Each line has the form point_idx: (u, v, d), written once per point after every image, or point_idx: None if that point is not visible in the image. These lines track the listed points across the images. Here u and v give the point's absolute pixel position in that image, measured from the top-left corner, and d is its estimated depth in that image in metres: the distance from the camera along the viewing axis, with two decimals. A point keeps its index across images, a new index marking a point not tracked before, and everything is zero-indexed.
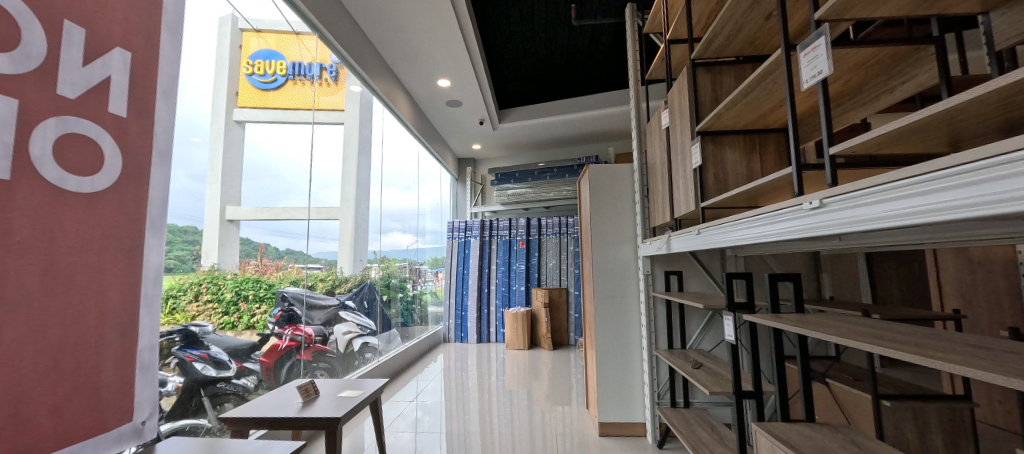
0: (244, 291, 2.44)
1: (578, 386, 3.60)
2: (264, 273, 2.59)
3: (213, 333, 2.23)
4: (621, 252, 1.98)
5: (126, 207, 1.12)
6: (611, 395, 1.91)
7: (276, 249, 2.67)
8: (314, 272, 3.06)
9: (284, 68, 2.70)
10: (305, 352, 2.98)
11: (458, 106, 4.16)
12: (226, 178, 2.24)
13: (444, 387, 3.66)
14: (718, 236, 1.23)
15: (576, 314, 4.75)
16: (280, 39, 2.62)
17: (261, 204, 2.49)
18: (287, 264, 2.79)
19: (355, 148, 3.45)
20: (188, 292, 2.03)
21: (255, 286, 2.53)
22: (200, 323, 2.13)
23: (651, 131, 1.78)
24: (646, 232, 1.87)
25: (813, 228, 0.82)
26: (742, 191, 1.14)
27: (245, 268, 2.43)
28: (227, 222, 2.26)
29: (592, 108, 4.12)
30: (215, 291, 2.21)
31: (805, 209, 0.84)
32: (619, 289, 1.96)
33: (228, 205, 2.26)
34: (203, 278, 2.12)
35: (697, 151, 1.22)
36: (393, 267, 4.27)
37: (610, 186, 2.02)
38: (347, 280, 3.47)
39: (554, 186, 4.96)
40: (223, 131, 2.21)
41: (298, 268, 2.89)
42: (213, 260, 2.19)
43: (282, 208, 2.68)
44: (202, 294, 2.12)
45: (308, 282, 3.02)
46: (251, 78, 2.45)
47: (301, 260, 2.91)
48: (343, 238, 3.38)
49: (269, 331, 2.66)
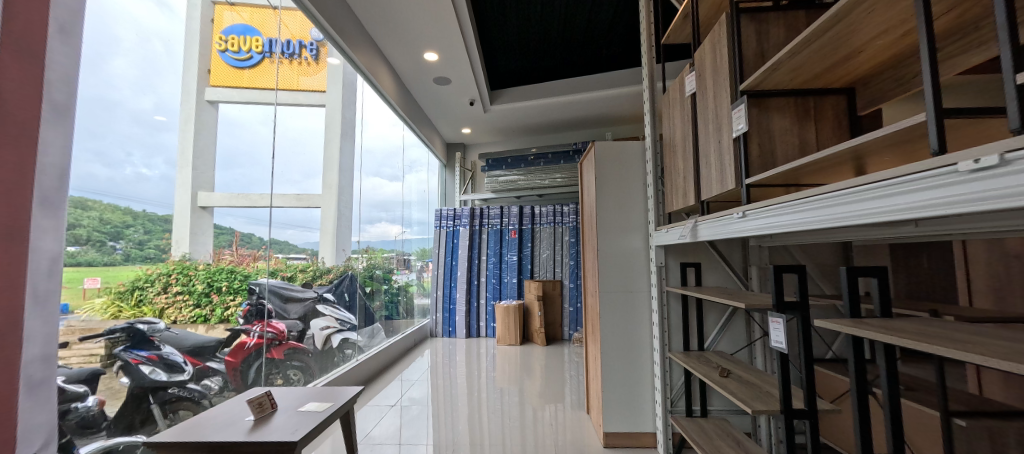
0: (217, 283, 2.23)
1: (573, 382, 3.42)
2: (241, 264, 2.38)
3: (168, 330, 1.97)
4: (630, 241, 1.75)
5: (5, 176, 0.87)
6: (617, 402, 1.70)
7: (259, 239, 2.50)
8: (291, 262, 2.80)
9: (260, 45, 2.43)
10: (276, 350, 2.71)
11: (447, 84, 3.84)
12: (197, 162, 2.03)
13: (432, 385, 3.43)
14: (773, 219, 0.98)
15: (570, 307, 4.56)
16: (256, 13, 2.36)
17: (234, 191, 2.28)
18: (265, 254, 2.57)
19: (337, 130, 3.17)
20: (156, 283, 1.86)
21: (229, 277, 2.32)
22: (151, 322, 1.86)
23: (670, 102, 1.53)
24: (660, 219, 1.64)
25: (968, 200, 0.56)
26: (800, 164, 0.90)
27: (219, 258, 2.23)
28: (200, 209, 2.08)
29: (591, 90, 3.89)
30: (185, 282, 2.03)
31: (953, 175, 0.58)
32: (627, 283, 1.73)
33: (200, 191, 2.06)
34: (173, 269, 1.95)
35: (742, 114, 0.98)
36: (379, 258, 4.03)
37: (619, 167, 1.78)
38: (328, 271, 3.20)
39: (547, 173, 4.73)
40: (195, 112, 2.02)
41: (276, 258, 2.67)
42: (185, 249, 2.00)
43: (260, 195, 2.46)
44: (171, 286, 1.95)
45: (287, 273, 2.80)
46: (225, 55, 2.22)
47: (282, 250, 2.70)
48: (325, 227, 3.10)
49: (235, 327, 2.39)
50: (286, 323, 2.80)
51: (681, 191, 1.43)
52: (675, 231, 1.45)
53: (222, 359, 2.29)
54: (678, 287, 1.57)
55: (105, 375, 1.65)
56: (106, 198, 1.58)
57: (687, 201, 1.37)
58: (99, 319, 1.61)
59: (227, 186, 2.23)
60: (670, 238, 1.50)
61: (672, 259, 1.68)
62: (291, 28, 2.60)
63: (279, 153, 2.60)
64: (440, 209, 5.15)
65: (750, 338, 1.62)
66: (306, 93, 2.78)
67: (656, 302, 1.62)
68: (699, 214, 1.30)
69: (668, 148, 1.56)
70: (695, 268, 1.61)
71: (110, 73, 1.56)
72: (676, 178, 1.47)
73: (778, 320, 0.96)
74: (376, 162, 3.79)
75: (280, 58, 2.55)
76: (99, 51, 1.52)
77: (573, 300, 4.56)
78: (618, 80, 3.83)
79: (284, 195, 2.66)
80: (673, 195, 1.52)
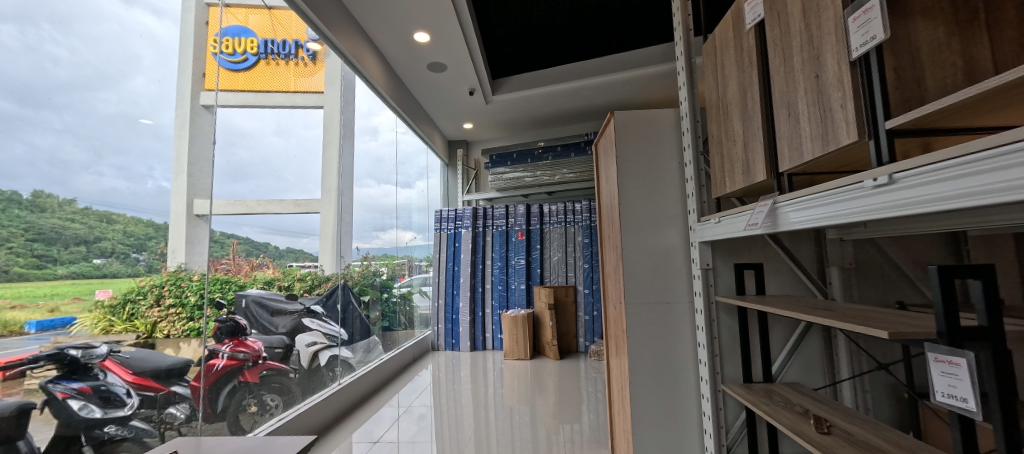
0: (211, 295, 2.04)
1: (591, 401, 3.01)
2: (237, 274, 2.20)
3: (148, 347, 1.77)
4: (663, 237, 1.35)
5: None
6: (652, 448, 1.30)
7: (275, 248, 2.46)
8: (287, 270, 2.59)
9: (255, 47, 2.28)
10: (251, 372, 2.36)
11: (442, 71, 3.44)
12: (193, 169, 1.92)
13: (434, 404, 3.06)
14: (921, 193, 0.58)
15: (586, 315, 4.15)
16: (251, 13, 2.25)
17: (233, 197, 2.16)
18: (263, 262, 2.39)
19: (336, 132, 2.95)
20: (148, 296, 1.74)
21: (226, 288, 2.15)
22: (128, 343, 1.69)
23: (717, 47, 1.13)
24: (704, 210, 1.25)
25: None
26: (999, 85, 0.51)
27: (216, 268, 2.07)
28: (195, 217, 1.94)
29: (602, 74, 3.52)
30: (178, 294, 1.87)
31: None
32: (663, 293, 1.33)
33: (198, 198, 1.95)
34: (167, 280, 1.82)
35: (879, 12, 0.59)
36: (391, 265, 3.94)
37: (645, 140, 1.38)
38: (328, 280, 2.96)
39: (555, 168, 4.36)
40: (190, 117, 1.91)
41: (274, 266, 2.47)
42: (180, 259, 1.87)
43: (256, 200, 2.31)
44: (165, 298, 1.82)
45: (285, 283, 2.58)
46: (219, 57, 2.05)
47: (278, 258, 2.49)
48: (325, 234, 2.87)
49: (207, 347, 2.04)
50: (270, 338, 2.49)
51: (738, 163, 1.03)
52: (737, 218, 1.02)
53: (188, 383, 1.94)
54: (733, 297, 1.18)
55: (38, 411, 1.40)
56: (129, 211, 1.65)
57: (744, 182, 1.01)
58: (88, 334, 1.54)
59: (223, 191, 2.12)
60: (724, 230, 1.10)
61: (724, 262, 1.27)
62: (289, 28, 2.50)
63: (261, 153, 2.34)
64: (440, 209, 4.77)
65: (831, 366, 1.22)
66: (304, 94, 2.66)
67: (701, 318, 1.23)
68: (777, 192, 0.89)
69: (711, 112, 1.19)
70: (756, 271, 1.20)
71: (131, 89, 1.64)
72: (729, 149, 1.07)
73: (955, 361, 0.57)
74: (376, 167, 3.52)
75: (274, 58, 2.43)
76: (119, 67, 1.60)
77: (589, 308, 4.15)
78: (633, 61, 3.44)
79: (273, 201, 2.43)
80: (719, 173, 1.15)
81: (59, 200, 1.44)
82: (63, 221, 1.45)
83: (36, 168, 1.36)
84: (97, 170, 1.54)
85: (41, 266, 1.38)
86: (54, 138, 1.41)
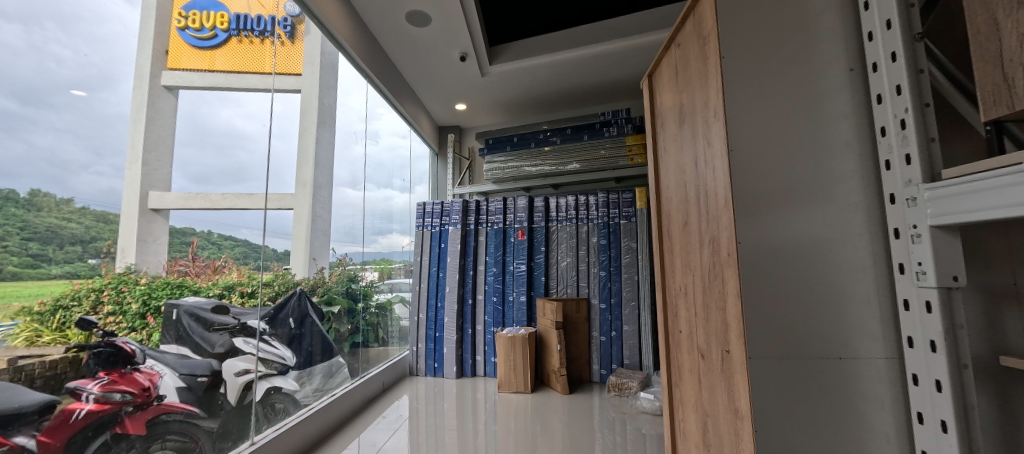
0: (158, 302, 1.58)
1: (609, 445, 2.32)
2: (196, 277, 1.73)
3: (73, 369, 1.31)
4: (822, 219, 0.65)
5: None
6: None
7: (274, 251, 2.09)
8: (256, 274, 1.99)
9: (226, 22, 1.85)
10: (135, 421, 1.55)
11: (426, 25, 2.71)
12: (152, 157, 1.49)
13: (412, 444, 2.34)
14: None
15: (602, 336, 3.44)
16: None
17: (198, 187, 1.66)
18: (228, 263, 1.86)
19: (313, 118, 2.36)
20: (84, 301, 1.32)
21: (176, 293, 1.67)
22: (52, 358, 1.25)
23: None
24: (936, 153, 0.57)
25: None
26: None
27: (172, 270, 1.61)
28: (149, 212, 1.49)
29: (625, 36, 2.85)
30: (118, 301, 1.43)
31: None
32: (824, 335, 0.63)
33: (150, 190, 1.49)
34: (109, 283, 1.39)
35: None
36: (384, 268, 3.46)
37: (775, 26, 0.70)
38: (299, 284, 2.36)
39: (563, 155, 3.67)
40: (149, 99, 1.48)
41: (242, 269, 1.92)
42: (130, 259, 1.45)
43: (222, 194, 1.77)
44: (104, 304, 1.38)
45: (250, 287, 1.99)
46: (185, 34, 1.67)
47: (256, 260, 1.97)
48: (297, 234, 2.25)
49: (68, 381, 1.31)
50: (194, 363, 1.80)
51: None
52: None
53: (37, 433, 1.21)
54: None
55: None
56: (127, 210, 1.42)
57: None
58: (6, 346, 1.13)
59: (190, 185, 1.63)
60: None
61: None
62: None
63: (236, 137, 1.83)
64: (422, 203, 4.04)
65: None
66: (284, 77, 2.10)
67: (944, 403, 0.53)
68: None
69: None
70: None
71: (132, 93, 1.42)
72: None
73: None
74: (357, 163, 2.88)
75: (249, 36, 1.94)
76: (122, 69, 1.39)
77: (606, 328, 3.44)
78: (667, 21, 2.77)
79: (243, 196, 1.86)
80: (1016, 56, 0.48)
81: (56, 198, 1.23)
82: (59, 220, 1.24)
83: (35, 166, 1.17)
84: (96, 169, 1.31)
85: (34, 266, 1.18)
86: (55, 138, 1.21)
